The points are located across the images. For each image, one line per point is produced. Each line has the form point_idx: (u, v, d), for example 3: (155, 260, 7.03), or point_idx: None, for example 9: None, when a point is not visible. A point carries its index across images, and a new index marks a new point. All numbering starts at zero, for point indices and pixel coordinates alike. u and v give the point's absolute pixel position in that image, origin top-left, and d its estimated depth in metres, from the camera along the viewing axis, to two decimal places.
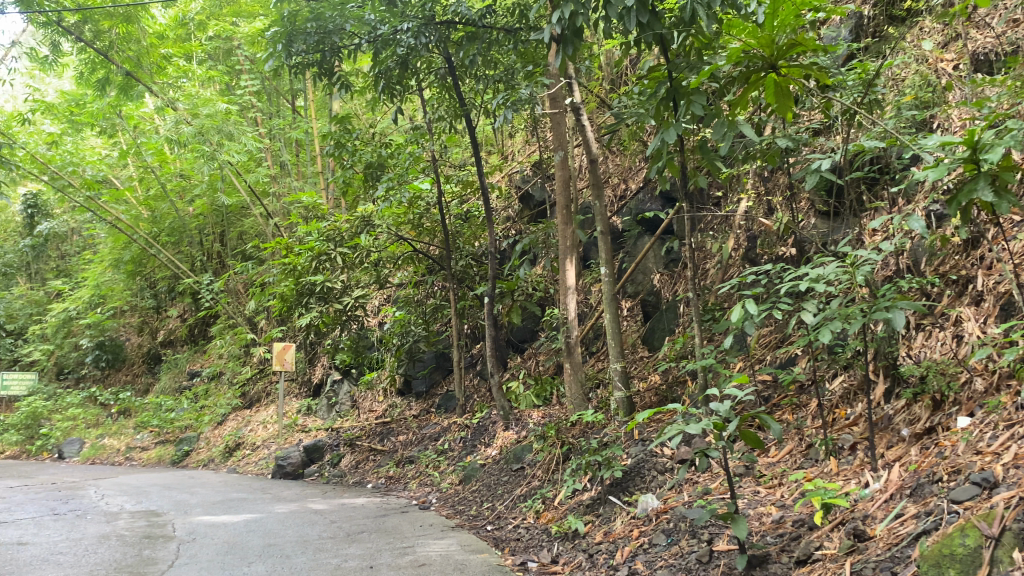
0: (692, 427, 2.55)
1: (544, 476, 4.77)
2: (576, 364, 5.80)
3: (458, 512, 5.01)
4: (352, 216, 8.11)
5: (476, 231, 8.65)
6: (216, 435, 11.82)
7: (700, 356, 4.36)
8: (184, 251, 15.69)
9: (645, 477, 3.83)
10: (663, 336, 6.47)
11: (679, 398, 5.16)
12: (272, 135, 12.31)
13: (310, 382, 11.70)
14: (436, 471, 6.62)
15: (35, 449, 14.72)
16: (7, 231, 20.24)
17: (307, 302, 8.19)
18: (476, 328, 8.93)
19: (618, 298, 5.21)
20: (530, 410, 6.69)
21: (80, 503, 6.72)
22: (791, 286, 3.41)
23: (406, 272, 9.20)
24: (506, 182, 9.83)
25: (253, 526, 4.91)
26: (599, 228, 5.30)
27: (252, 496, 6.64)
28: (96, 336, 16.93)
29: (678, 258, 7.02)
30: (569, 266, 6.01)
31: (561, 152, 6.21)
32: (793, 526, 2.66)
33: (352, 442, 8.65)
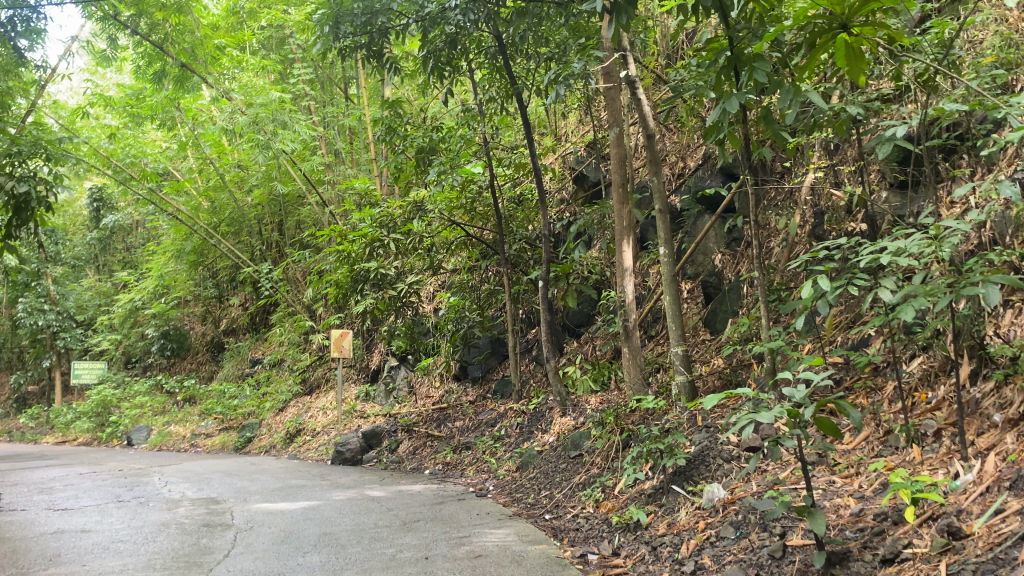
0: (764, 414, 2.36)
1: (603, 463, 4.63)
2: (635, 348, 5.63)
3: (515, 500, 4.91)
4: (404, 201, 8.05)
5: (530, 213, 8.51)
6: (277, 421, 11.97)
7: (766, 339, 4.15)
8: (242, 240, 15.91)
9: (710, 465, 3.66)
10: (726, 318, 6.25)
11: (744, 382, 4.95)
12: (325, 122, 12.34)
13: (367, 369, 11.74)
14: (493, 458, 6.53)
15: (106, 436, 15.14)
16: (75, 225, 20.82)
17: (362, 288, 8.17)
18: (531, 313, 8.81)
19: (678, 279, 5.02)
20: (588, 396, 6.54)
21: (144, 489, 6.82)
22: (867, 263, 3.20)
23: (460, 257, 9.12)
24: (559, 164, 9.68)
25: (310, 514, 4.89)
26: (657, 207, 5.11)
27: (311, 483, 6.65)
28: (162, 326, 17.31)
29: (740, 237, 6.78)
30: (627, 247, 5.82)
31: (617, 129, 6.02)
32: (875, 519, 2.46)
33: (409, 428, 8.63)
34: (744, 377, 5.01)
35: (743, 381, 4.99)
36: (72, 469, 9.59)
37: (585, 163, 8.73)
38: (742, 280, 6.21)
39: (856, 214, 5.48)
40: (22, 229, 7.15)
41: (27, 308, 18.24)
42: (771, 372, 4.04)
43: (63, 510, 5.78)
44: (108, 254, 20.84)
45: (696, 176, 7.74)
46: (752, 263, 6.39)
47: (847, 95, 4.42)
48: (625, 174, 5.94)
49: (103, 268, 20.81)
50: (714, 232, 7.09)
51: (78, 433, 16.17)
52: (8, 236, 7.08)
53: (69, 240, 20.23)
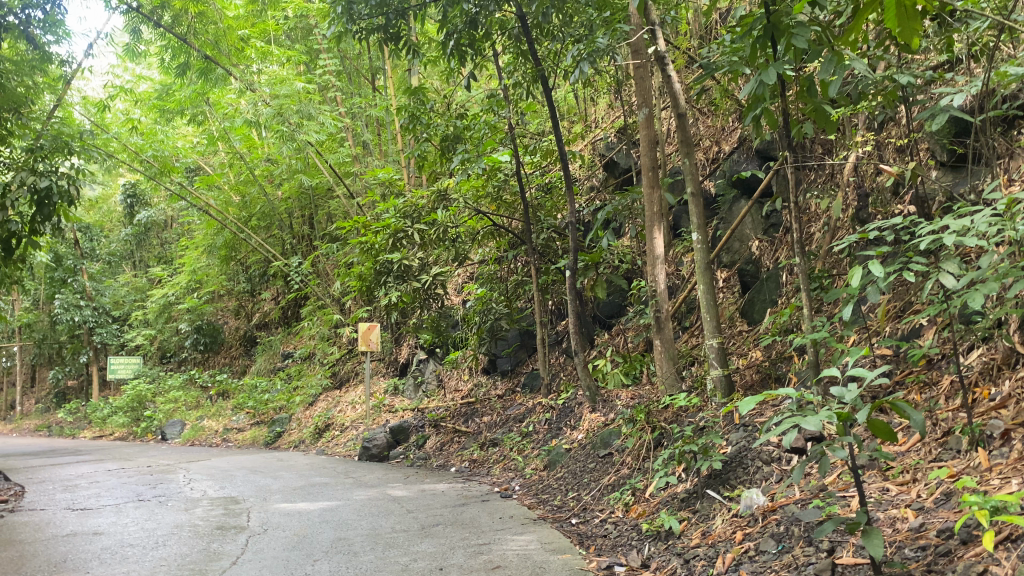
0: (811, 418, 2.04)
1: (634, 464, 4.37)
2: (668, 340, 5.35)
3: (541, 502, 4.66)
4: (428, 191, 7.84)
5: (558, 201, 8.24)
6: (308, 416, 11.87)
7: (809, 330, 3.84)
8: (273, 234, 15.87)
9: (748, 469, 3.38)
10: (764, 308, 5.91)
11: (784, 377, 4.63)
12: (351, 113, 12.19)
13: (396, 362, 11.59)
14: (520, 456, 6.29)
15: (141, 431, 15.22)
16: (110, 221, 21.00)
17: (385, 281, 7.96)
18: (561, 304, 8.55)
19: (712, 268, 4.70)
20: (619, 390, 6.26)
21: (166, 487, 6.71)
22: (922, 244, 2.90)
23: (488, 247, 8.89)
24: (589, 150, 9.40)
25: (327, 516, 4.69)
26: (689, 190, 4.79)
27: (334, 480, 6.48)
28: (194, 320, 17.36)
29: (779, 221, 6.48)
30: (658, 234, 5.50)
31: (646, 110, 5.69)
32: (940, 537, 2.16)
33: (437, 423, 8.42)
34: (783, 371, 4.70)
35: (782, 375, 4.68)
36: (103, 465, 9.56)
37: (615, 149, 8.45)
38: (781, 267, 5.87)
39: (903, 196, 5.14)
40: (44, 224, 7.07)
41: (64, 305, 18.43)
42: (814, 366, 3.73)
43: (82, 509, 5.67)
44: (144, 250, 21.00)
45: (731, 160, 7.41)
46: (792, 249, 6.05)
47: (895, 66, 4.09)
48: (656, 158, 5.61)
49: (139, 263, 20.95)
50: (751, 217, 6.76)
51: (114, 428, 16.29)
52: (31, 231, 7.02)
53: (105, 236, 20.41)
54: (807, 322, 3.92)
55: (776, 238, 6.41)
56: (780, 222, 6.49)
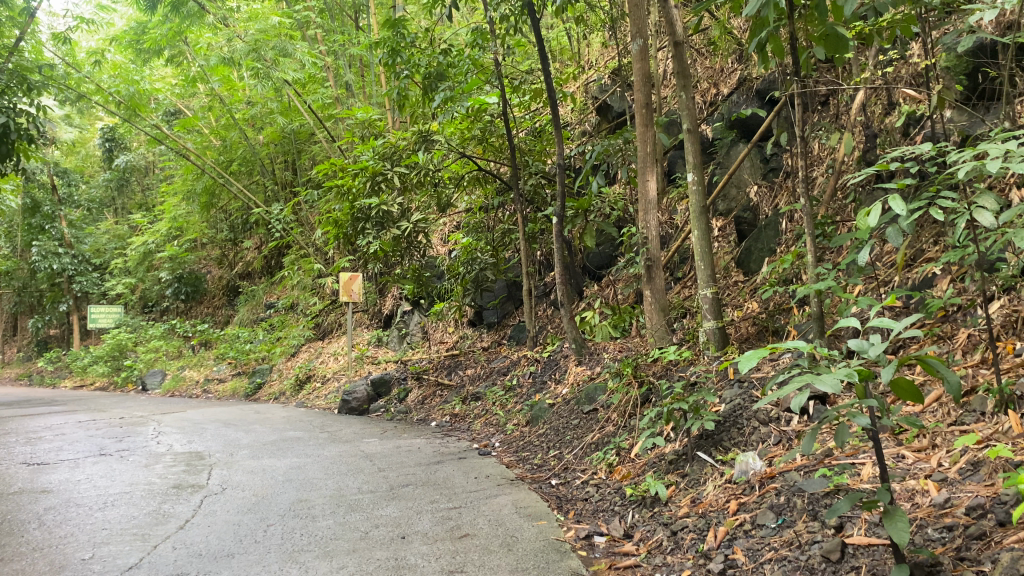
0: (829, 376, 1.69)
1: (619, 421, 4.08)
2: (658, 290, 5.02)
3: (520, 459, 4.38)
4: (410, 132, 7.42)
5: (546, 145, 7.85)
6: (289, 367, 11.58)
7: (813, 278, 3.52)
8: (255, 181, 15.37)
9: (744, 431, 3.08)
10: (761, 258, 5.58)
11: (783, 331, 4.32)
12: (333, 52, 11.68)
13: (380, 314, 11.28)
14: (502, 411, 6.00)
15: (121, 380, 14.95)
16: (89, 166, 20.42)
17: (363, 227, 7.57)
18: (549, 254, 8.21)
19: (707, 214, 4.34)
20: (606, 343, 5.96)
21: (132, 441, 6.41)
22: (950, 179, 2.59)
23: (473, 194, 8.53)
24: (581, 93, 8.98)
25: (292, 474, 4.40)
26: (685, 127, 4.36)
27: (308, 435, 6.20)
28: (175, 269, 16.93)
29: (779, 167, 6.15)
30: (651, 177, 5.06)
31: (640, 41, 5.15)
32: (970, 516, 1.88)
33: (419, 376, 8.14)
34: (783, 324, 4.38)
35: (781, 328, 4.36)
36: (75, 415, 9.27)
37: (608, 92, 8.04)
38: (780, 214, 5.54)
39: (913, 138, 4.82)
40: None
41: (41, 252, 17.95)
42: (818, 319, 3.43)
43: (38, 464, 5.38)
44: (125, 197, 20.48)
45: (730, 102, 7.04)
46: (792, 195, 5.73)
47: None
48: (649, 93, 5.14)
49: (120, 211, 20.45)
50: (749, 162, 6.42)
51: (95, 377, 15.97)
52: None
53: (84, 182, 19.86)
54: (810, 269, 3.61)
55: (775, 184, 6.09)
56: (779, 168, 6.16)
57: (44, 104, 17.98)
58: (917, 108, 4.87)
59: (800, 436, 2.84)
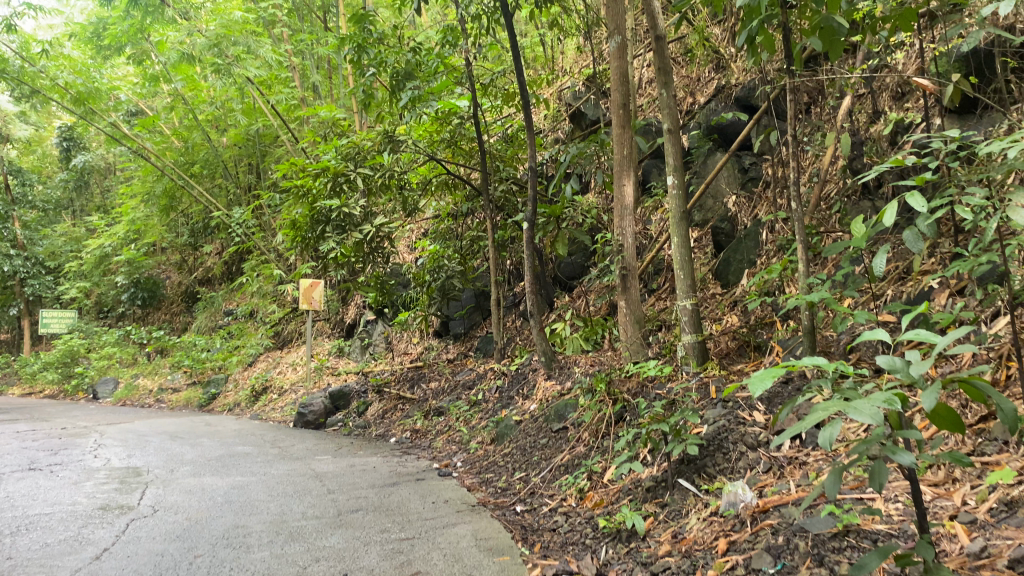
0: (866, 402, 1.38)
1: (591, 442, 3.77)
2: (634, 301, 4.72)
3: (484, 482, 4.04)
4: (375, 132, 7.07)
5: (518, 150, 7.56)
6: (245, 377, 11.15)
7: (806, 290, 3.26)
8: (218, 184, 14.89)
9: (730, 456, 2.78)
10: (741, 270, 5.30)
11: (766, 346, 4.04)
12: (300, 51, 11.36)
13: (343, 323, 10.88)
14: (466, 428, 5.66)
15: (72, 388, 14.35)
16: (46, 165, 19.76)
17: (323, 230, 7.15)
18: (519, 263, 7.91)
19: (687, 219, 4.04)
20: (577, 357, 5.64)
21: (67, 455, 5.94)
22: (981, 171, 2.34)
23: (442, 200, 8.21)
24: (555, 100, 8.72)
25: (232, 495, 4.02)
26: (665, 127, 4.06)
27: (258, 450, 5.80)
28: (132, 274, 16.34)
29: (758, 176, 5.94)
30: (628, 182, 4.74)
31: (619, 39, 4.79)
32: (1014, 570, 1.64)
33: (380, 389, 7.77)
34: (765, 338, 4.11)
35: (764, 343, 4.09)
36: (14, 425, 8.75)
37: (582, 98, 7.79)
38: (761, 224, 5.30)
39: (902, 146, 4.62)
40: None
41: None
42: (810, 334, 3.17)
43: None
44: (84, 198, 19.86)
45: (707, 109, 6.81)
46: (773, 206, 5.51)
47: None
48: (628, 93, 4.80)
49: (79, 213, 19.81)
50: (728, 171, 6.20)
51: (44, 385, 15.31)
52: None
53: (40, 182, 19.22)
54: (801, 281, 3.34)
55: (755, 194, 5.86)
56: (759, 178, 5.94)
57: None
58: (907, 116, 4.66)
59: (794, 464, 2.56)
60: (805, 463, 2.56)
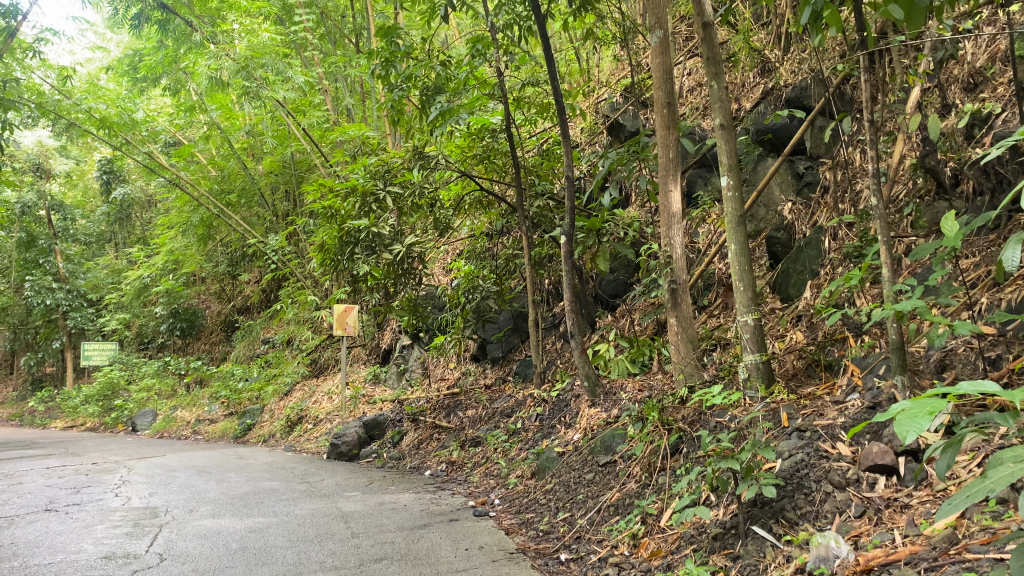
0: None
1: (643, 478, 3.35)
2: (685, 318, 4.29)
3: (523, 523, 3.63)
4: (404, 149, 6.74)
5: (554, 165, 7.19)
6: (281, 406, 10.89)
7: (890, 301, 2.81)
8: (254, 211, 14.76)
9: (813, 499, 2.36)
10: (802, 281, 4.83)
11: (839, 366, 3.61)
12: (331, 73, 11.19)
13: (379, 349, 10.56)
14: (504, 459, 5.26)
15: (111, 421, 14.26)
16: (87, 198, 19.94)
17: (352, 251, 6.79)
18: (559, 282, 7.51)
19: (744, 225, 3.61)
20: (623, 380, 5.21)
21: (88, 494, 5.65)
22: None
23: (476, 218, 7.86)
24: (592, 112, 8.37)
25: (248, 541, 3.65)
26: (717, 123, 3.65)
27: (284, 486, 5.45)
28: (171, 304, 16.30)
29: (816, 180, 5.50)
30: (674, 187, 4.30)
31: (660, 32, 4.38)
32: None
33: (415, 417, 7.41)
34: (837, 357, 3.67)
35: (835, 362, 3.65)
36: (45, 460, 8.56)
37: (620, 109, 7.41)
38: (823, 231, 4.84)
39: (980, 138, 4.16)
40: None
41: (34, 287, 17.51)
42: (899, 350, 2.70)
43: None
44: (126, 231, 19.98)
45: (755, 113, 6.36)
46: (834, 212, 5.06)
47: None
48: (671, 90, 4.38)
49: (121, 245, 19.92)
50: (781, 178, 5.77)
51: (86, 418, 15.25)
52: None
53: (82, 216, 19.42)
54: (885, 290, 2.90)
55: (812, 200, 5.41)
56: (816, 183, 5.49)
57: (41, 136, 17.53)
58: (985, 105, 4.14)
59: (893, 508, 2.14)
60: (907, 507, 2.13)
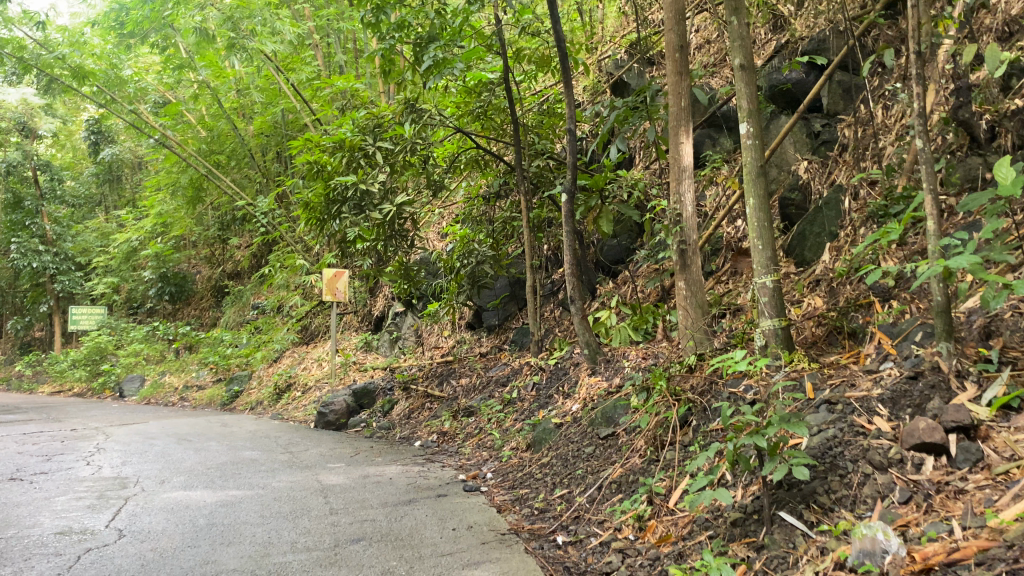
0: None
1: (649, 454, 3.06)
2: (695, 282, 3.97)
3: (517, 500, 3.34)
4: (396, 102, 6.37)
5: (554, 124, 6.82)
6: (270, 373, 10.62)
7: (933, 260, 2.46)
8: (245, 174, 14.35)
9: (849, 482, 2.15)
10: (819, 244, 4.49)
11: (863, 334, 3.29)
12: (323, 27, 10.76)
13: (371, 316, 10.27)
14: (498, 430, 4.98)
15: (98, 387, 13.98)
16: (75, 160, 19.52)
17: (339, 210, 6.44)
18: (557, 247, 7.16)
19: (764, 177, 3.29)
20: (626, 348, 4.92)
21: (59, 462, 5.34)
22: None
23: (472, 179, 7.50)
24: (596, 70, 7.99)
25: (216, 516, 3.35)
26: (737, 63, 3.31)
27: (266, 457, 5.15)
28: (160, 268, 15.94)
29: (833, 138, 5.15)
30: (685, 139, 3.95)
31: None
32: None
33: (407, 386, 7.12)
34: (861, 324, 3.35)
35: (860, 329, 3.33)
36: (24, 426, 8.24)
37: (625, 67, 7.04)
38: (842, 190, 4.51)
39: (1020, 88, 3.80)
40: None
41: (22, 250, 17.16)
42: (946, 314, 2.37)
43: None
44: (116, 194, 19.57)
45: (768, 68, 5.96)
46: (853, 171, 4.73)
47: None
48: (684, 33, 4.01)
49: (111, 209, 19.54)
50: (794, 136, 5.42)
51: (73, 383, 14.97)
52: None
53: (71, 177, 19.00)
54: (929, 247, 2.56)
55: (830, 158, 5.07)
56: (833, 141, 5.13)
57: (27, 93, 17.06)
58: None
59: (945, 494, 1.94)
60: (963, 492, 1.93)
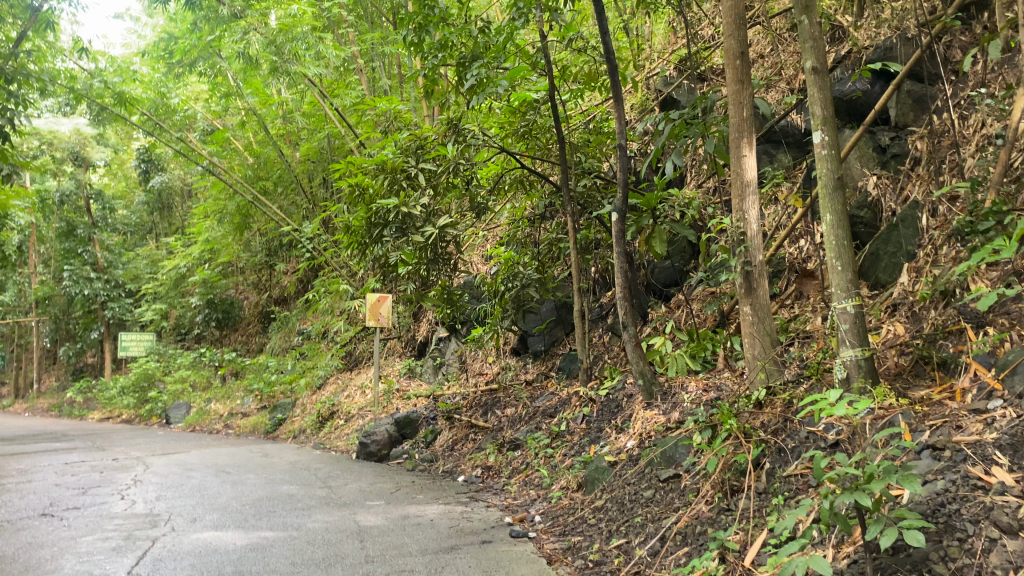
0: None
1: (718, 500, 2.74)
2: (761, 306, 3.64)
3: (569, 550, 3.03)
4: (439, 122, 6.17)
5: (603, 143, 6.54)
6: (313, 400, 10.45)
7: None
8: (290, 200, 14.32)
9: (971, 548, 1.96)
10: (896, 264, 4.13)
11: (956, 364, 2.94)
12: (368, 52, 10.69)
13: (415, 341, 10.05)
14: (547, 466, 4.68)
15: (146, 413, 14.00)
16: (127, 188, 19.84)
17: (380, 233, 6.21)
18: (606, 270, 6.87)
19: (843, 191, 2.98)
20: (683, 378, 4.59)
21: (93, 496, 5.16)
22: None
23: (517, 200, 7.25)
24: (644, 87, 7.71)
25: (244, 564, 3.10)
26: (808, 66, 3.00)
27: (302, 492, 4.91)
28: (206, 294, 16.00)
29: (906, 151, 4.77)
30: (748, 151, 3.64)
31: None
32: None
33: (450, 415, 6.87)
34: (952, 353, 3.00)
35: (950, 359, 2.99)
36: (66, 455, 8.14)
37: (676, 83, 6.75)
38: (920, 207, 4.16)
39: None
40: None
41: (74, 277, 17.43)
42: None
43: None
44: (165, 221, 19.80)
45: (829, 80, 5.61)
46: (930, 185, 4.37)
47: None
48: (745, 38, 3.71)
49: (161, 236, 19.77)
50: (861, 151, 5.06)
51: (122, 410, 15.03)
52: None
53: (122, 206, 19.29)
54: None
55: (902, 172, 4.70)
56: (905, 154, 4.76)
57: (80, 124, 17.37)
58: None
59: None
60: None
